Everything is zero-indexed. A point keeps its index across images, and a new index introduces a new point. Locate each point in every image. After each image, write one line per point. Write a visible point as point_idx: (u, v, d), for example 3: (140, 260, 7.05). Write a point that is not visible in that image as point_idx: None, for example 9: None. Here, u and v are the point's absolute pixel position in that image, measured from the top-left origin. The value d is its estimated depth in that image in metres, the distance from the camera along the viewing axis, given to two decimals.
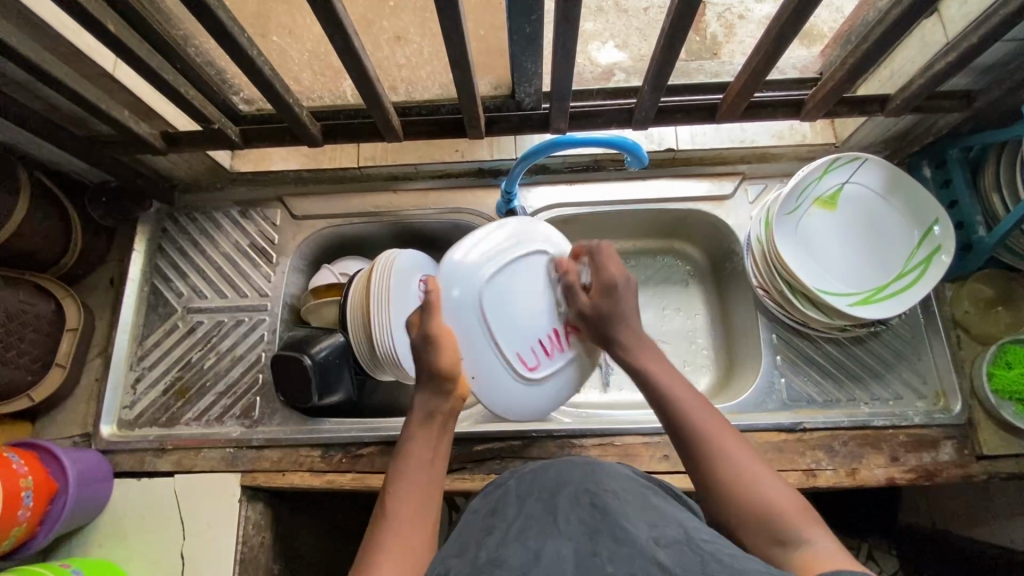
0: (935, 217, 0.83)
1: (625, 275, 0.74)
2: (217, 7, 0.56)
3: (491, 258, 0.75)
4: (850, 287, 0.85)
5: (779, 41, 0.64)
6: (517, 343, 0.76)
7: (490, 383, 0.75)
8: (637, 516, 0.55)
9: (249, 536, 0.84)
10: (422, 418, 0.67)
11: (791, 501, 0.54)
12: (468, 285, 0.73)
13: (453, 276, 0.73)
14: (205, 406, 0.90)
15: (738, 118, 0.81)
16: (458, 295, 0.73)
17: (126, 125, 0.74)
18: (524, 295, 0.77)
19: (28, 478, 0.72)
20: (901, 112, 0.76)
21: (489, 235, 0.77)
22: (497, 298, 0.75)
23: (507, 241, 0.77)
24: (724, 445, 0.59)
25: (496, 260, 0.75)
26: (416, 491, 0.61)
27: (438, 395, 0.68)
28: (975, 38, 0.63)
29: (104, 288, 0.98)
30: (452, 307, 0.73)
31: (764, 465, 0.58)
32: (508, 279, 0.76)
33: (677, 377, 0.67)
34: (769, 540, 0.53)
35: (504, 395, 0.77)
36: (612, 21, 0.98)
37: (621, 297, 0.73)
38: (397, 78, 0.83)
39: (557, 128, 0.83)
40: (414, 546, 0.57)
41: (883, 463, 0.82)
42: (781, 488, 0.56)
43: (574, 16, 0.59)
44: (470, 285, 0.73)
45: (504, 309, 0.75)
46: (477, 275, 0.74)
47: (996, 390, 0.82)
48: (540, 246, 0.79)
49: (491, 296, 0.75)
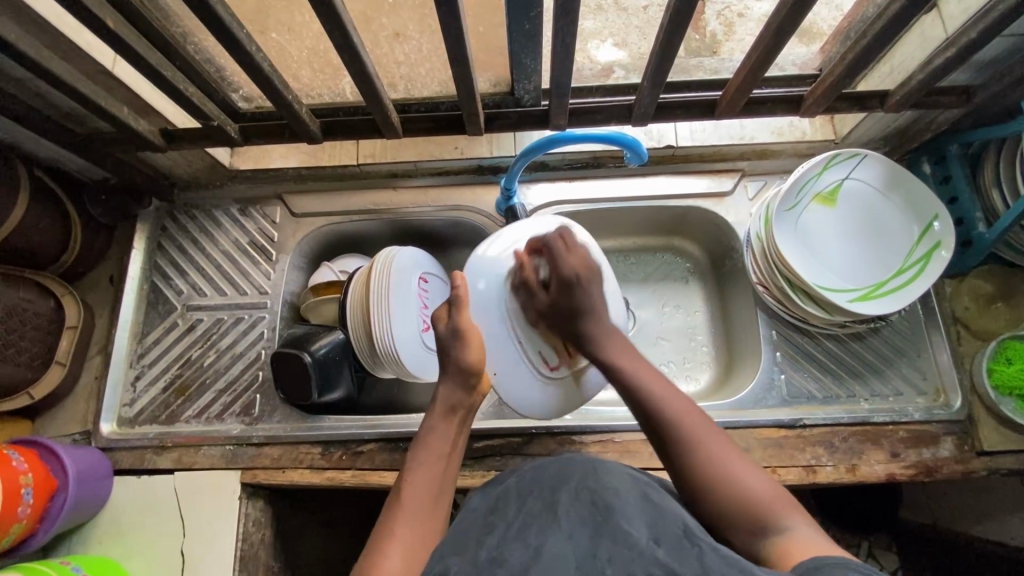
0: (935, 213, 0.83)
1: (584, 270, 0.74)
2: (216, 3, 0.56)
3: (514, 255, 0.78)
4: (850, 283, 0.85)
5: (779, 36, 0.64)
6: (539, 343, 0.78)
7: (511, 380, 0.76)
8: (639, 513, 0.55)
9: (249, 533, 0.84)
10: (444, 411, 0.68)
11: (769, 489, 0.55)
12: (495, 278, 0.76)
13: (478, 270, 0.76)
14: (205, 404, 0.90)
15: (737, 115, 0.81)
16: (483, 287, 0.75)
17: (125, 122, 0.74)
18: None
19: (28, 475, 0.72)
20: (900, 108, 0.76)
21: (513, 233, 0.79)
22: (520, 295, 0.77)
23: (529, 240, 0.79)
24: (699, 434, 0.60)
25: (518, 258, 0.78)
26: (430, 484, 0.62)
27: (462, 389, 0.69)
28: (974, 33, 0.63)
29: (104, 286, 0.98)
30: (477, 300, 0.76)
31: (738, 450, 0.59)
32: (530, 277, 0.78)
33: (647, 367, 0.67)
34: (748, 530, 0.54)
35: (525, 389, 0.77)
36: (612, 19, 0.98)
37: (582, 293, 0.73)
38: (396, 75, 0.83)
39: (557, 125, 0.83)
40: (424, 539, 0.58)
41: (883, 459, 0.82)
42: (755, 474, 0.57)
43: (573, 12, 0.59)
44: (496, 280, 0.76)
45: (527, 308, 0.78)
46: (501, 270, 0.76)
47: (995, 385, 0.82)
48: None
49: (514, 292, 0.77)
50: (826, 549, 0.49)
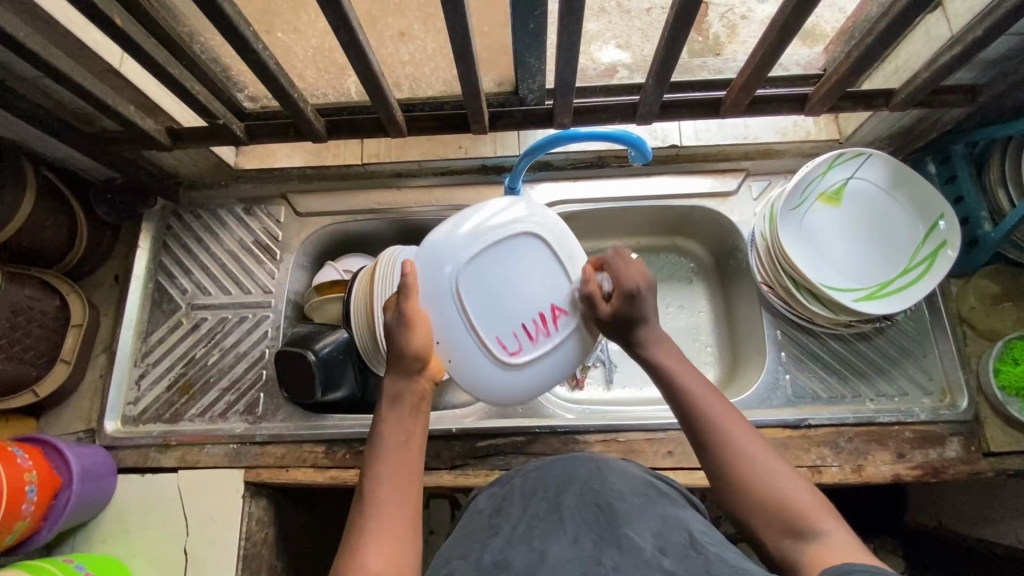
0: (941, 212, 0.82)
1: (647, 280, 0.69)
2: (224, 2, 0.57)
3: (477, 238, 0.67)
4: (855, 282, 0.85)
5: (785, 35, 0.64)
6: (498, 328, 0.68)
7: (469, 370, 0.68)
8: (643, 519, 0.55)
9: (252, 532, 0.84)
10: (389, 401, 0.64)
11: (805, 495, 0.56)
12: (452, 263, 0.66)
13: (434, 254, 0.66)
14: (209, 402, 0.90)
15: (741, 114, 0.81)
16: (446, 271, 0.65)
17: (131, 120, 0.75)
18: (512, 279, 0.68)
19: (32, 473, 0.72)
20: (905, 107, 0.76)
21: (488, 211, 0.68)
22: (479, 281, 0.67)
23: (501, 219, 0.68)
24: (739, 432, 0.60)
25: (481, 241, 0.67)
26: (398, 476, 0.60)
27: (402, 375, 0.64)
28: (980, 31, 0.63)
29: (108, 285, 0.98)
30: (432, 287, 0.66)
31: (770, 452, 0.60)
32: (494, 262, 0.67)
33: (689, 368, 0.67)
34: (781, 533, 0.55)
35: (483, 383, 0.69)
36: (615, 21, 0.98)
37: (643, 305, 0.68)
38: (400, 74, 0.84)
39: (561, 124, 0.83)
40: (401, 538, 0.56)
41: (889, 459, 0.82)
42: (793, 478, 0.58)
43: (579, 9, 0.59)
44: (454, 266, 0.66)
45: (489, 293, 0.67)
46: (461, 251, 0.66)
47: (1002, 385, 0.82)
48: (533, 227, 0.69)
49: (474, 278, 0.66)
50: (857, 557, 0.51)
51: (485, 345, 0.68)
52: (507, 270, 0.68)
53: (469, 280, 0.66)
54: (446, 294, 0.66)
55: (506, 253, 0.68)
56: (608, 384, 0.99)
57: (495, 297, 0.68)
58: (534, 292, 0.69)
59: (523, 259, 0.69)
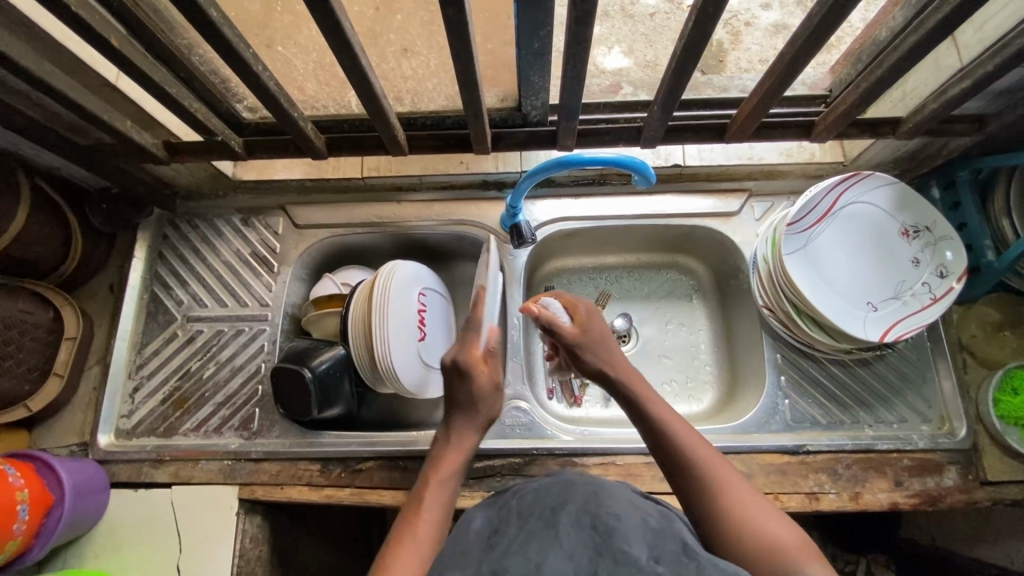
0: (948, 242, 0.82)
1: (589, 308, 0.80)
2: (224, 26, 0.56)
3: (853, 198, 0.85)
4: (857, 309, 0.83)
5: (794, 64, 0.63)
6: (821, 269, 0.85)
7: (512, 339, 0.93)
8: (637, 532, 0.55)
9: (246, 549, 0.83)
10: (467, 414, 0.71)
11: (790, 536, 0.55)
12: (845, 226, 0.86)
13: (866, 214, 0.85)
14: (204, 417, 0.89)
15: (747, 138, 0.80)
16: (882, 231, 0.85)
17: (127, 135, 0.73)
18: (863, 245, 0.86)
19: (24, 492, 0.71)
20: (912, 135, 0.76)
21: (868, 191, 0.85)
22: (837, 234, 0.86)
23: (850, 196, 0.85)
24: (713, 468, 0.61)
25: (857, 200, 0.85)
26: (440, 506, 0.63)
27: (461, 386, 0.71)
28: (991, 66, 0.62)
29: (103, 295, 0.97)
30: (877, 245, 0.85)
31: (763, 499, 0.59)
32: (849, 218, 0.86)
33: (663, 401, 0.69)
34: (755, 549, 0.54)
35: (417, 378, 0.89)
36: (618, 26, 1.03)
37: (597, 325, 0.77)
38: (402, 89, 0.82)
39: (565, 146, 0.82)
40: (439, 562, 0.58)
41: (887, 487, 0.82)
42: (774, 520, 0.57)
43: (586, 40, 0.59)
44: (840, 220, 0.86)
45: (856, 249, 0.86)
46: (877, 214, 0.85)
47: (1001, 415, 0.81)
48: (867, 203, 0.85)
49: (834, 230, 0.86)
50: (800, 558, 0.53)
51: (758, 280, 0.89)
52: (857, 237, 0.86)
53: (821, 225, 0.86)
54: (867, 250, 0.86)
55: (852, 223, 0.86)
56: (606, 403, 0.98)
57: (845, 244, 0.86)
58: (847, 255, 0.86)
59: (854, 230, 0.86)
